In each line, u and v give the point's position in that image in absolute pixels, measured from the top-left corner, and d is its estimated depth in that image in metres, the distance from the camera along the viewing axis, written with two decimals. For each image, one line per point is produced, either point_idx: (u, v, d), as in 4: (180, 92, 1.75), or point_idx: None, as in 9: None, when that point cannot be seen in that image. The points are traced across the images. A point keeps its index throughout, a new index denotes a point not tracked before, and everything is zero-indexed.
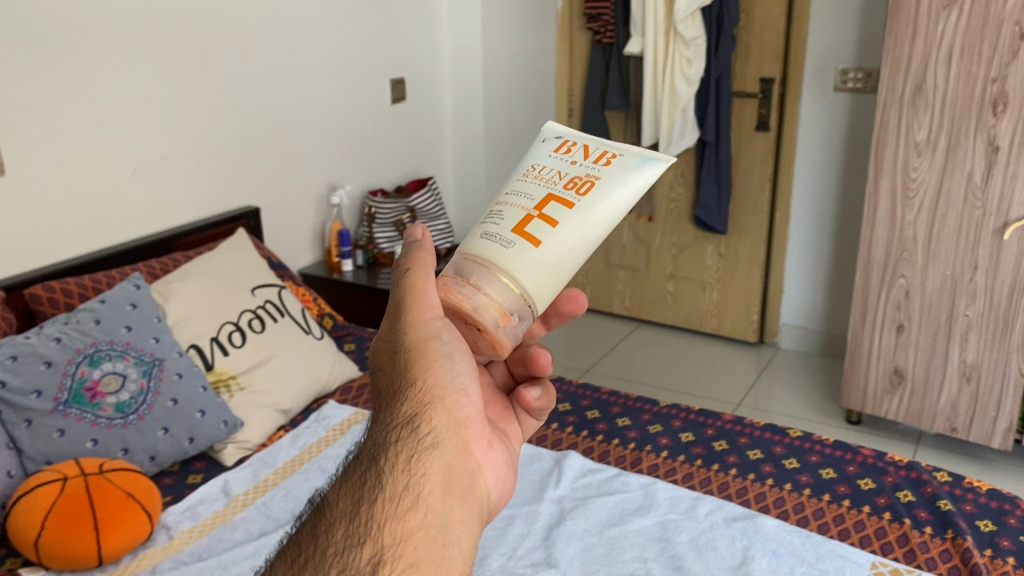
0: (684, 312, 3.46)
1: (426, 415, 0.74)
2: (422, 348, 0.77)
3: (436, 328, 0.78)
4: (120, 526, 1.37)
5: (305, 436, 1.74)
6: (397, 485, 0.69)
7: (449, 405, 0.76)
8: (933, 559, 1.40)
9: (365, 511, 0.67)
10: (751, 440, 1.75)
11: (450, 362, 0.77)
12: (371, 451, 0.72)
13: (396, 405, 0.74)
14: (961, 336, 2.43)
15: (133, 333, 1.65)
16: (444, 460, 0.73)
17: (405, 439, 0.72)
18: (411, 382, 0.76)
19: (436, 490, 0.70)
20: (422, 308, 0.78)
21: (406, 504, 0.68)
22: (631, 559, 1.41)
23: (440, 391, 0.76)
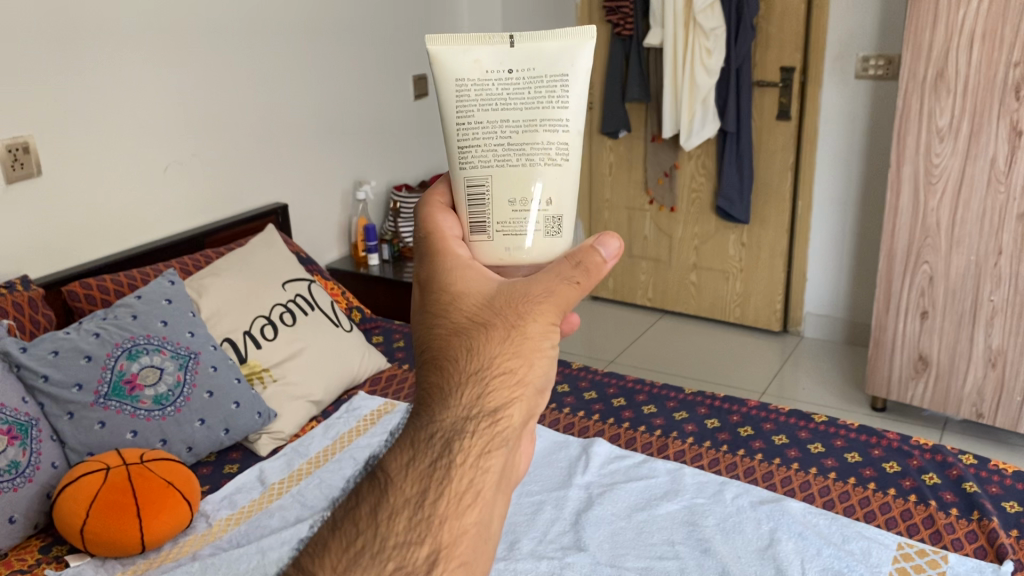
0: (707, 302, 3.48)
1: (510, 408, 0.61)
2: (523, 338, 0.63)
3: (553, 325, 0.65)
4: (162, 514, 1.42)
5: (337, 426, 1.78)
6: (462, 481, 0.58)
7: (534, 400, 0.63)
8: (959, 540, 1.41)
9: (430, 502, 0.58)
10: (776, 426, 1.77)
11: (547, 360, 0.64)
12: (440, 431, 0.60)
13: (480, 387, 0.61)
14: (986, 322, 2.43)
15: (169, 327, 1.69)
16: (514, 460, 0.62)
17: (481, 431, 0.60)
18: (504, 367, 0.62)
19: (499, 489, 0.60)
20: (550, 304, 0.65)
21: (468, 501, 0.58)
22: (659, 542, 1.43)
23: (530, 384, 0.63)
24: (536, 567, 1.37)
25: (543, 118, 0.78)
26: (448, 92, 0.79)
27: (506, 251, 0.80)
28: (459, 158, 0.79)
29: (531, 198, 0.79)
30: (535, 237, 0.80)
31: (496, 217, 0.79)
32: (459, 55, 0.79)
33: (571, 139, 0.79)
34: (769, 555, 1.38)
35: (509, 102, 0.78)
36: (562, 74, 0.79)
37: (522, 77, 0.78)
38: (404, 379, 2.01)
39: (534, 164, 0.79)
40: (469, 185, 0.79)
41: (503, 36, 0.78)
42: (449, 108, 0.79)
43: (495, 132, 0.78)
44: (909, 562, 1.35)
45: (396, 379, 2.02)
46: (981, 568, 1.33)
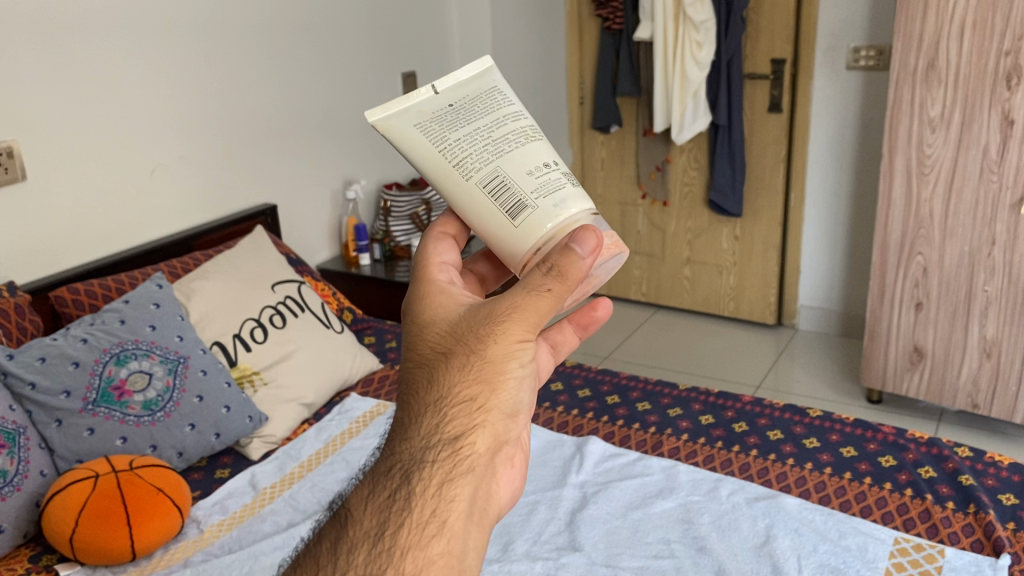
0: (701, 296, 3.47)
1: (472, 437, 0.66)
2: (492, 367, 0.68)
3: (520, 346, 0.69)
4: (153, 521, 1.40)
5: (329, 428, 1.77)
6: (424, 510, 0.63)
7: (495, 428, 0.68)
8: (956, 534, 1.40)
9: (390, 533, 0.62)
10: (770, 421, 1.76)
11: (515, 386, 0.69)
12: (404, 464, 0.65)
13: (443, 417, 0.66)
14: (981, 312, 2.43)
15: (157, 332, 1.68)
16: (479, 488, 0.66)
17: (443, 461, 0.65)
18: (470, 396, 0.67)
19: (464, 518, 0.64)
20: (517, 323, 0.68)
21: (432, 530, 0.62)
22: (654, 541, 1.42)
23: (492, 411, 0.68)
24: (531, 569, 1.36)
25: (504, 115, 0.81)
26: (416, 144, 0.80)
27: (556, 212, 0.76)
28: (461, 172, 0.78)
29: (543, 163, 0.78)
30: (568, 188, 0.78)
31: (528, 190, 0.76)
32: (398, 114, 0.80)
33: (532, 121, 0.82)
34: (765, 552, 1.37)
35: (468, 117, 0.80)
36: (490, 85, 0.83)
37: (462, 103, 0.81)
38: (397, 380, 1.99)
39: (526, 142, 0.79)
40: (486, 186, 0.77)
41: (424, 87, 0.82)
42: (426, 152, 0.79)
43: (477, 137, 0.78)
44: (906, 557, 1.34)
45: (388, 380, 2.00)
46: (978, 562, 1.32)
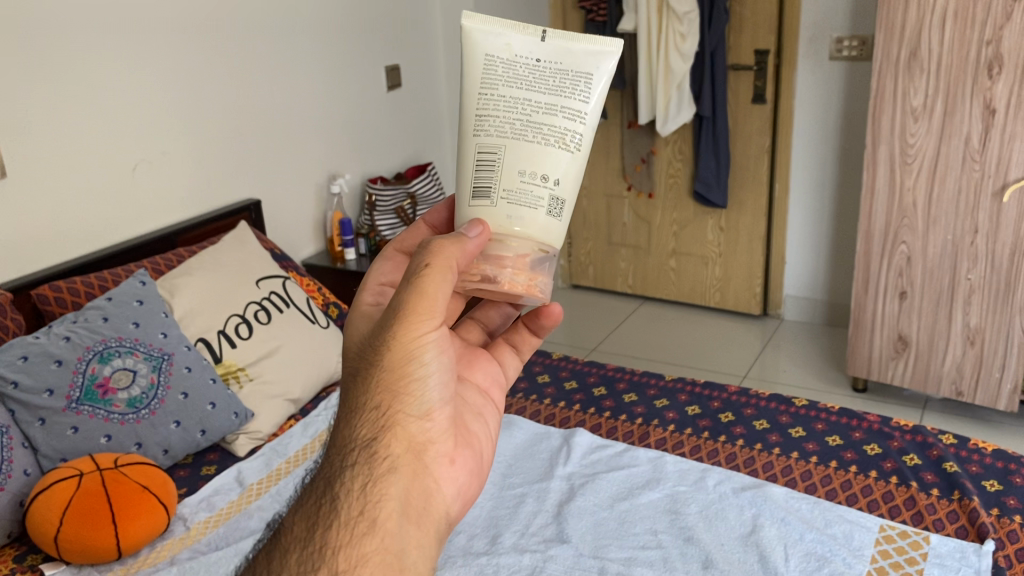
0: (687, 288, 3.48)
1: (385, 440, 0.76)
2: (397, 371, 0.76)
3: (421, 347, 0.77)
4: (139, 519, 1.39)
5: (315, 424, 1.76)
6: (352, 513, 0.73)
7: (410, 431, 0.78)
8: (941, 520, 1.41)
9: (320, 537, 0.72)
10: (757, 411, 1.76)
11: (420, 387, 0.78)
12: (330, 474, 0.76)
13: (355, 426, 0.76)
14: (964, 300, 2.44)
15: (141, 329, 1.67)
16: (404, 484, 0.76)
17: (362, 467, 0.75)
18: (377, 402, 0.76)
19: (393, 515, 0.74)
20: (415, 321, 0.76)
21: (361, 529, 0.72)
22: (642, 531, 1.43)
23: (403, 416, 0.77)
24: (519, 562, 1.36)
25: (563, 107, 0.87)
26: (478, 67, 0.89)
27: (506, 219, 0.87)
28: (477, 127, 0.88)
29: (541, 175, 0.87)
30: (538, 212, 0.87)
31: (502, 186, 0.87)
32: (494, 35, 0.88)
33: (584, 133, 0.88)
34: (751, 542, 1.38)
35: (532, 85, 0.87)
36: (587, 73, 0.88)
37: (548, 67, 0.87)
38: None
39: (550, 145, 0.87)
40: (483, 152, 0.88)
41: (538, 29, 0.88)
42: (474, 79, 0.89)
43: (515, 107, 0.87)
44: (892, 544, 1.35)
45: None
46: (963, 548, 1.33)
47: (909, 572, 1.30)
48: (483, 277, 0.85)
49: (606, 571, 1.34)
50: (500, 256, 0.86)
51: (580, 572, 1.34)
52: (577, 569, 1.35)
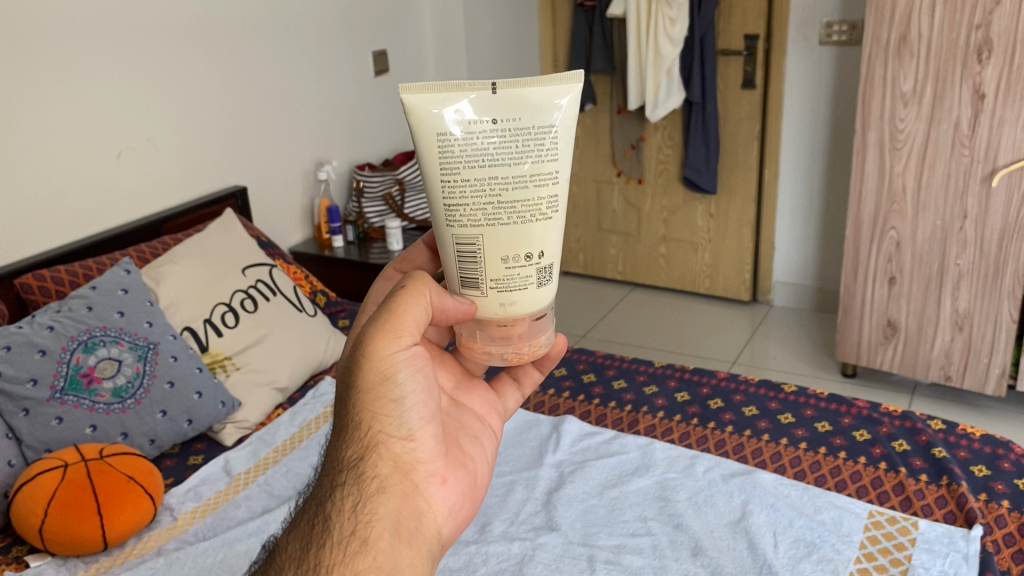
0: (677, 274, 3.47)
1: (371, 460, 0.77)
2: (374, 392, 0.78)
3: (395, 366, 0.78)
4: (125, 510, 1.38)
5: (304, 413, 1.75)
6: (344, 532, 0.74)
7: (395, 450, 0.78)
8: (929, 506, 1.41)
9: (313, 557, 0.74)
10: (746, 397, 1.76)
11: (400, 406, 0.78)
12: (321, 496, 0.77)
13: (343, 447, 0.78)
14: (953, 286, 2.45)
15: (126, 318, 1.65)
16: (393, 505, 0.76)
17: (351, 488, 0.76)
18: (359, 423, 0.78)
19: (384, 535, 0.74)
20: (388, 341, 0.77)
21: (353, 548, 0.73)
22: (631, 519, 1.42)
23: (385, 437, 0.78)
24: (508, 550, 1.36)
25: (531, 175, 0.77)
26: (430, 146, 0.76)
27: (500, 309, 0.81)
28: (446, 215, 0.78)
29: (524, 255, 0.79)
30: (530, 290, 0.81)
31: (488, 277, 0.79)
32: (438, 104, 0.75)
33: (558, 193, 0.78)
34: (741, 529, 1.38)
35: (494, 157, 0.76)
36: (550, 123, 0.77)
37: (507, 130, 0.75)
38: None
39: (527, 221, 0.78)
40: (460, 243, 0.79)
41: (485, 83, 0.75)
42: (428, 159, 0.77)
43: (481, 188, 0.76)
44: (880, 530, 1.35)
45: None
46: (951, 533, 1.33)
47: (898, 557, 1.30)
48: (485, 352, 0.83)
49: (596, 559, 1.33)
50: (504, 335, 0.82)
51: (569, 561, 1.33)
52: (566, 557, 1.34)
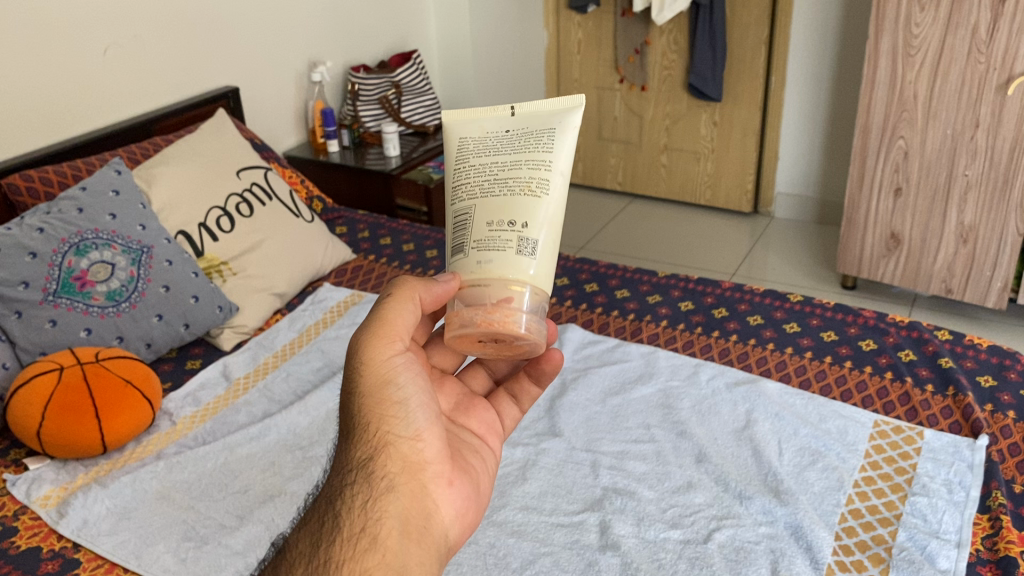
0: (678, 185, 3.42)
1: (381, 460, 0.79)
2: (376, 396, 0.82)
3: (393, 370, 0.83)
4: (123, 414, 1.36)
5: (303, 318, 1.75)
6: (355, 529, 0.75)
7: (403, 451, 0.81)
8: (935, 415, 1.41)
9: (323, 552, 0.73)
10: (751, 306, 1.73)
11: (403, 408, 0.82)
12: (332, 495, 0.78)
13: (351, 448, 0.80)
14: (960, 198, 2.41)
15: (118, 221, 1.60)
16: (403, 503, 0.78)
17: (361, 487, 0.78)
18: (365, 424, 0.81)
19: (395, 531, 0.76)
20: (383, 347, 0.83)
21: (364, 543, 0.74)
22: (634, 426, 1.41)
23: (393, 435, 0.81)
24: (511, 455, 1.35)
25: (527, 160, 0.88)
26: (455, 151, 0.93)
27: (477, 267, 0.83)
28: (454, 195, 0.90)
29: (507, 222, 0.84)
30: (508, 255, 0.83)
31: (473, 238, 0.85)
32: (467, 122, 0.94)
33: (549, 177, 0.87)
34: (745, 437, 1.37)
35: (498, 148, 0.90)
36: (551, 130, 0.91)
37: (516, 132, 0.91)
38: (370, 270, 1.95)
39: (514, 190, 0.86)
40: (456, 217, 0.88)
41: (505, 106, 0.93)
42: (451, 161, 0.94)
43: (483, 170, 0.89)
44: (885, 439, 1.35)
45: (362, 270, 1.96)
46: (956, 443, 1.33)
47: (903, 467, 1.29)
48: (464, 324, 0.81)
49: (599, 465, 1.33)
50: (481, 301, 0.81)
51: (572, 466, 1.33)
52: (569, 463, 1.34)
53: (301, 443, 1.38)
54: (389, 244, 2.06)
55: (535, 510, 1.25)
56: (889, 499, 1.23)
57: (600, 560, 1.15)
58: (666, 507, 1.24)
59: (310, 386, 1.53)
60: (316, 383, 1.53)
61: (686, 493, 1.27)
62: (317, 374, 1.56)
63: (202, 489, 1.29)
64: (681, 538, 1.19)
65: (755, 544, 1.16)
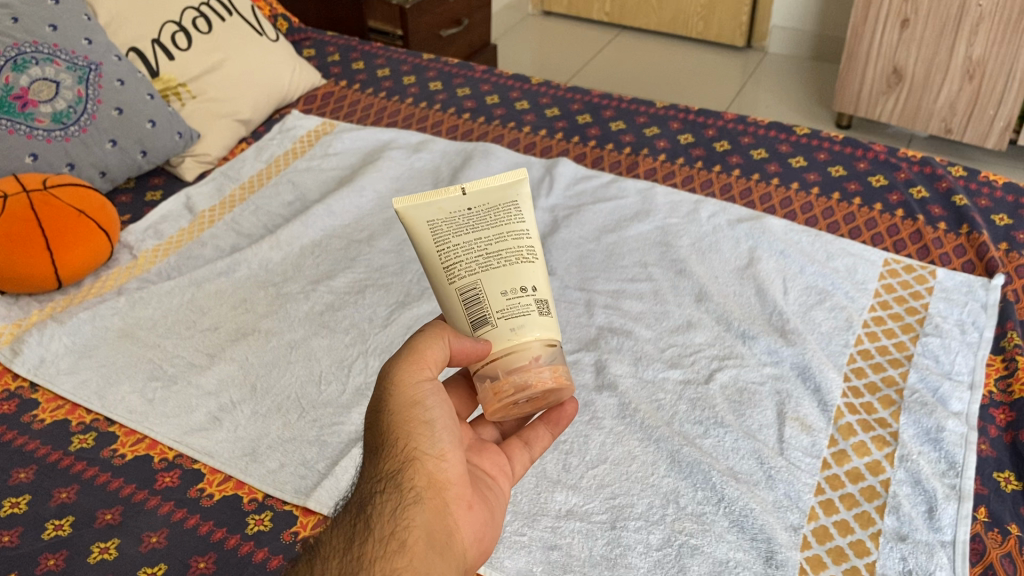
0: (668, 16, 3.23)
1: (408, 473, 0.70)
2: (404, 414, 0.72)
3: (422, 393, 0.73)
4: (78, 246, 1.25)
5: (271, 148, 1.62)
6: (383, 530, 0.67)
7: (429, 468, 0.71)
8: (948, 254, 1.33)
9: (357, 548, 0.66)
10: (755, 140, 1.61)
11: (431, 428, 0.72)
12: (360, 501, 0.70)
13: (379, 462, 0.71)
14: (970, 30, 2.26)
15: (59, 34, 1.43)
16: (432, 519, 0.69)
17: (389, 494, 0.69)
18: (394, 438, 0.71)
19: (421, 540, 0.67)
20: (412, 371, 0.73)
21: (393, 546, 0.66)
22: (630, 265, 1.33)
23: (421, 450, 0.71)
24: None
25: (510, 230, 0.78)
26: (425, 237, 0.77)
27: (511, 335, 0.75)
28: (446, 276, 0.77)
29: (522, 287, 0.76)
30: (537, 317, 0.76)
31: (495, 308, 0.75)
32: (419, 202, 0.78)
33: (534, 244, 0.79)
34: (748, 276, 1.29)
35: (476, 225, 0.77)
36: (512, 198, 0.80)
37: (480, 207, 0.78)
38: (342, 97, 1.80)
39: (516, 262, 0.77)
40: (461, 300, 0.76)
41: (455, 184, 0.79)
42: (423, 246, 0.78)
43: (472, 248, 0.77)
44: (896, 278, 1.28)
45: (333, 97, 1.81)
46: (970, 283, 1.26)
47: (914, 306, 1.23)
48: (517, 386, 0.73)
49: (594, 304, 1.25)
50: (524, 366, 0.74)
51: (565, 306, 1.25)
52: (562, 302, 1.26)
53: (274, 280, 1.29)
54: (362, 69, 1.89)
55: None
56: (899, 339, 1.17)
57: (597, 401, 1.08)
58: (665, 346, 1.17)
59: (282, 220, 1.42)
60: (287, 218, 1.43)
61: (686, 332, 1.19)
62: (289, 209, 1.46)
63: (168, 326, 1.20)
64: (681, 378, 1.12)
65: (760, 385, 1.10)
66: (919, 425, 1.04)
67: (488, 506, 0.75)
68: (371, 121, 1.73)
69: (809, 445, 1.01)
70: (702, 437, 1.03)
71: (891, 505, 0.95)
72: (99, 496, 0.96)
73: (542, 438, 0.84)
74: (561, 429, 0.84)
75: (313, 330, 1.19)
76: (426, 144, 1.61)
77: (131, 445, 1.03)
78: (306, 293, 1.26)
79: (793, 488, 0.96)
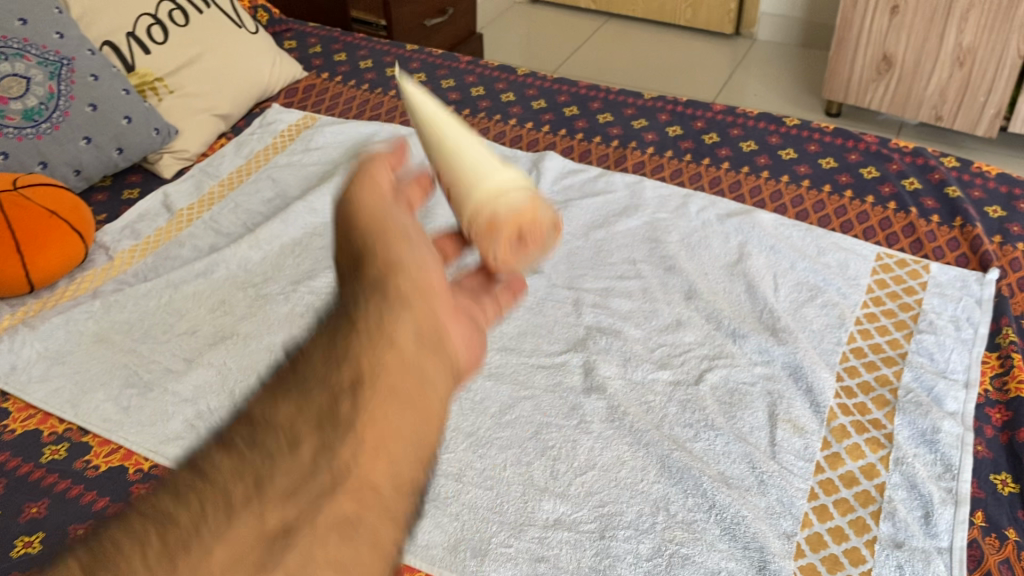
0: (656, 4, 3.20)
1: (390, 277, 0.60)
2: (379, 227, 0.65)
3: (403, 226, 0.66)
4: (50, 248, 1.21)
5: (251, 143, 1.58)
6: (365, 325, 0.55)
7: (412, 271, 0.61)
8: (941, 248, 1.31)
9: (336, 345, 0.53)
10: (744, 131, 1.59)
11: (413, 248, 0.65)
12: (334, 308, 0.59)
13: (353, 281, 0.61)
14: (961, 15, 2.24)
15: (30, 28, 1.39)
16: (421, 321, 0.58)
17: (371, 293, 0.58)
18: (366, 247, 0.63)
19: (414, 337, 0.56)
20: (385, 210, 0.67)
21: (381, 341, 0.54)
22: (619, 261, 1.30)
23: (395, 248, 0.63)
24: None
25: None
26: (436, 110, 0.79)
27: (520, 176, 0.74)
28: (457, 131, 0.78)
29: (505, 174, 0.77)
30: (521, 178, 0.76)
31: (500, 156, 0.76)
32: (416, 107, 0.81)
33: None
34: (738, 272, 1.26)
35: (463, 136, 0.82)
36: None
37: None
38: (324, 90, 1.77)
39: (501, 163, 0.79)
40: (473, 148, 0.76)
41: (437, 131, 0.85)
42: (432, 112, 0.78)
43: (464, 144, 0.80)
44: (889, 274, 1.25)
45: (314, 90, 1.77)
46: (964, 277, 1.24)
47: (908, 303, 1.20)
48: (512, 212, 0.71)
49: (582, 303, 1.22)
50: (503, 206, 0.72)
51: (553, 305, 1.22)
52: (550, 300, 1.23)
53: (254, 281, 1.25)
54: (344, 61, 1.86)
55: (514, 351, 1.14)
56: (893, 337, 1.15)
57: (585, 403, 1.06)
58: (654, 346, 1.15)
59: (261, 218, 1.39)
60: (267, 216, 1.39)
61: (676, 331, 1.17)
62: (269, 206, 1.42)
63: (144, 330, 1.16)
64: (671, 379, 1.09)
65: (751, 386, 1.07)
66: (914, 426, 1.02)
67: (465, 313, 0.66)
68: (353, 115, 1.69)
69: (802, 448, 0.99)
70: (692, 441, 1.00)
71: (886, 510, 0.93)
72: (72, 510, 0.93)
73: (508, 285, 0.74)
74: (520, 294, 0.75)
75: (293, 332, 1.16)
76: (409, 138, 1.58)
77: (105, 456, 1.00)
78: (286, 294, 1.22)
79: (785, 494, 0.94)
